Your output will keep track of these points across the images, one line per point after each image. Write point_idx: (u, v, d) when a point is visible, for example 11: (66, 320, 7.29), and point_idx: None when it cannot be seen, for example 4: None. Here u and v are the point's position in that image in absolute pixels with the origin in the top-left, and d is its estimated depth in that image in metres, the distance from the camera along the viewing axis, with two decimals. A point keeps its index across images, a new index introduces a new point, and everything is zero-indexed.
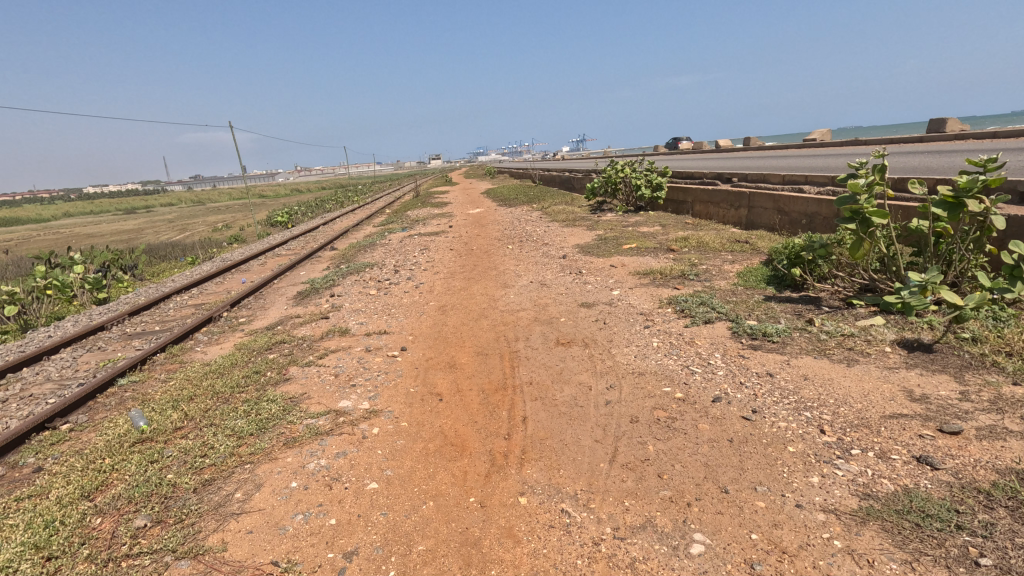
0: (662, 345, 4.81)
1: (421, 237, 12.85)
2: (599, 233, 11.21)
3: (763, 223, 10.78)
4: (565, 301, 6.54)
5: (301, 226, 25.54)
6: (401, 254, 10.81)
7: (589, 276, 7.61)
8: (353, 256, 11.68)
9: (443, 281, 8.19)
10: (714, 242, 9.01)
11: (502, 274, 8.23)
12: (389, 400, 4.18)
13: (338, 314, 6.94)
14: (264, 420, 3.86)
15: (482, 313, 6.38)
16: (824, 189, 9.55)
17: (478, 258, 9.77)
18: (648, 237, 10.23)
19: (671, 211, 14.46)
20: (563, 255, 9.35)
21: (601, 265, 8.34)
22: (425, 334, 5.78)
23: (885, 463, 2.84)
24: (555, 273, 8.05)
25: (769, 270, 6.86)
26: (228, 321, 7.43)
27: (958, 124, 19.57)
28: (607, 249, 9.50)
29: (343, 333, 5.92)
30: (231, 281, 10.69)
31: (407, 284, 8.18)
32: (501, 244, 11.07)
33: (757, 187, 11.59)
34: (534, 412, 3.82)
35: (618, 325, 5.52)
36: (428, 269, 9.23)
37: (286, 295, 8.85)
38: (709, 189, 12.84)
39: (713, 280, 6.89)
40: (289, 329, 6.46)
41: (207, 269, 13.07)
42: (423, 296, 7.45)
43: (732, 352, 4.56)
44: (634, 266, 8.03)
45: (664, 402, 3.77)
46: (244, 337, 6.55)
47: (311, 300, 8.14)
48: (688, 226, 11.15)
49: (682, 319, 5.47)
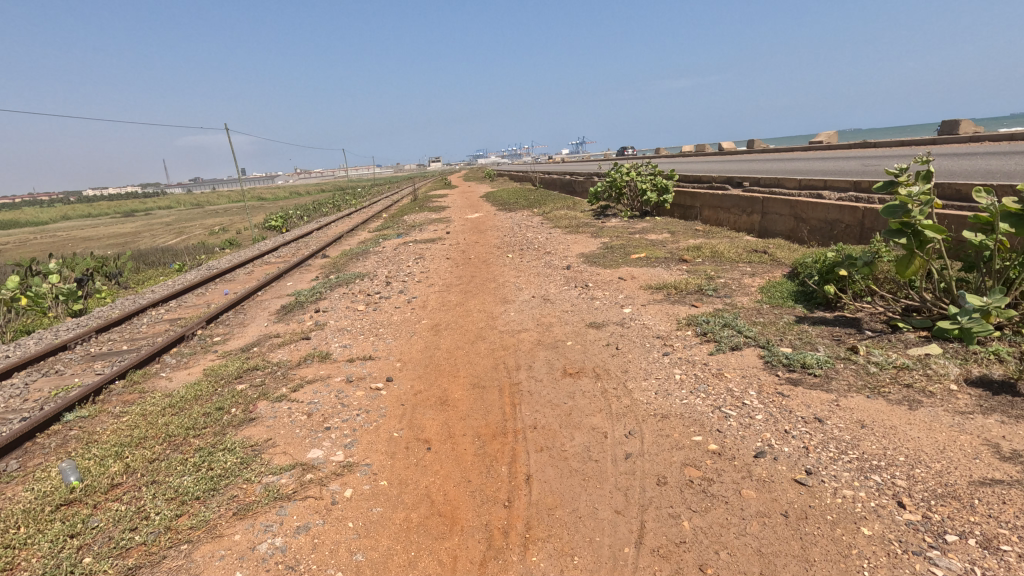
0: (686, 378, 4.18)
1: (417, 244, 12.23)
2: (604, 240, 10.60)
3: (779, 231, 10.18)
4: (572, 320, 5.91)
5: (297, 230, 24.94)
6: (395, 264, 10.20)
7: (596, 291, 6.99)
8: (344, 265, 11.05)
9: (438, 295, 7.57)
10: (729, 252, 8.39)
11: (502, 288, 7.61)
12: (368, 449, 3.54)
13: (322, 334, 6.30)
14: (216, 478, 3.22)
15: (479, 334, 5.75)
16: (846, 195, 8.93)
17: (476, 268, 9.16)
18: (657, 246, 9.61)
19: (678, 216, 13.86)
20: (567, 265, 8.74)
21: (608, 277, 7.71)
22: (414, 359, 5.15)
23: (995, 558, 2.19)
24: (559, 286, 7.42)
25: (795, 285, 6.23)
26: (203, 340, 6.80)
27: (972, 126, 18.89)
28: (614, 259, 8.88)
29: (323, 358, 5.28)
30: (214, 293, 10.05)
31: (398, 299, 7.55)
32: (500, 252, 10.46)
33: (770, 191, 10.97)
34: (540, 468, 3.19)
35: (632, 352, 4.89)
36: (422, 281, 8.61)
37: (269, 309, 8.21)
38: (718, 194, 12.23)
39: (734, 296, 6.26)
40: (266, 352, 5.83)
41: (191, 278, 12.44)
42: (415, 312, 6.82)
43: (769, 387, 3.92)
44: (644, 279, 7.41)
45: (697, 458, 3.13)
46: (216, 361, 5.92)
47: (294, 316, 7.50)
48: (699, 234, 10.53)
49: (705, 345, 4.84)
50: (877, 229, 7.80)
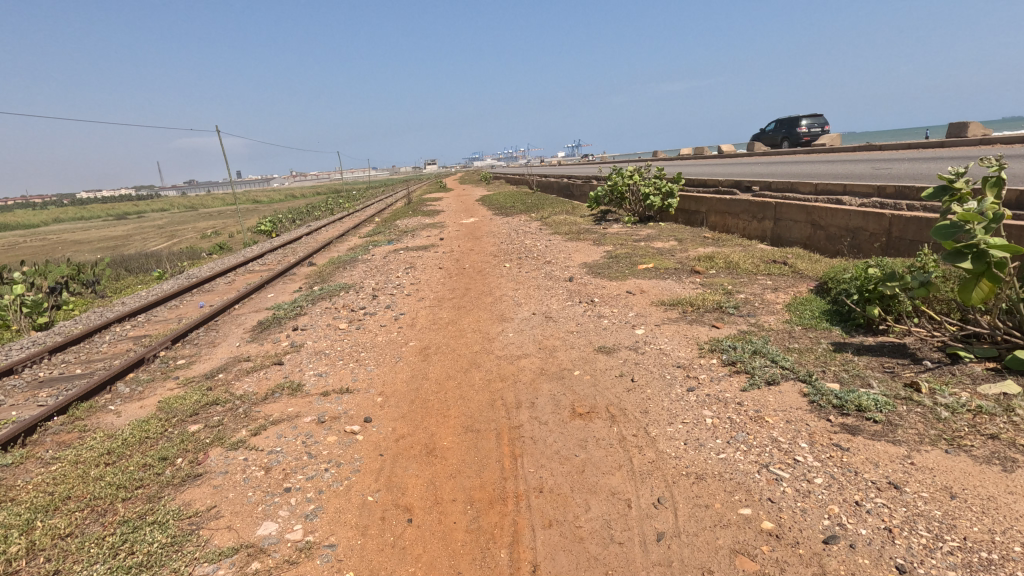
0: (720, 424, 3.51)
1: (408, 252, 11.55)
2: (607, 248, 9.94)
3: (793, 238, 9.61)
4: (578, 343, 5.23)
5: (287, 234, 24.16)
6: (383, 273, 9.51)
7: (603, 308, 6.32)
8: (330, 275, 10.35)
9: (428, 311, 6.90)
10: (745, 262, 7.74)
11: (498, 303, 6.95)
12: (333, 521, 2.85)
13: (296, 358, 5.60)
14: (136, 568, 2.52)
15: (474, 359, 5.08)
16: (868, 200, 8.34)
17: (471, 279, 8.49)
18: (665, 255, 8.95)
19: (682, 221, 13.27)
20: (569, 276, 8.08)
21: (615, 291, 7.04)
22: (399, 393, 4.46)
23: None
24: (561, 302, 6.75)
25: (827, 304, 5.58)
26: (165, 363, 6.08)
27: (981, 128, 18.37)
28: (619, 270, 8.21)
29: (294, 391, 4.57)
30: (188, 305, 9.33)
31: (385, 315, 6.87)
32: (496, 261, 9.79)
33: (783, 196, 10.37)
34: (549, 555, 2.52)
35: (651, 384, 4.21)
36: (412, 293, 7.93)
37: (244, 325, 7.50)
38: (726, 198, 11.61)
39: (759, 316, 5.59)
40: (231, 381, 5.12)
41: (168, 287, 11.70)
42: (403, 332, 6.13)
43: (821, 437, 3.25)
44: (655, 294, 6.74)
45: (749, 542, 2.46)
46: (174, 392, 5.20)
47: (269, 335, 6.79)
48: (709, 242, 9.87)
49: (735, 378, 4.17)
50: (906, 238, 7.20)
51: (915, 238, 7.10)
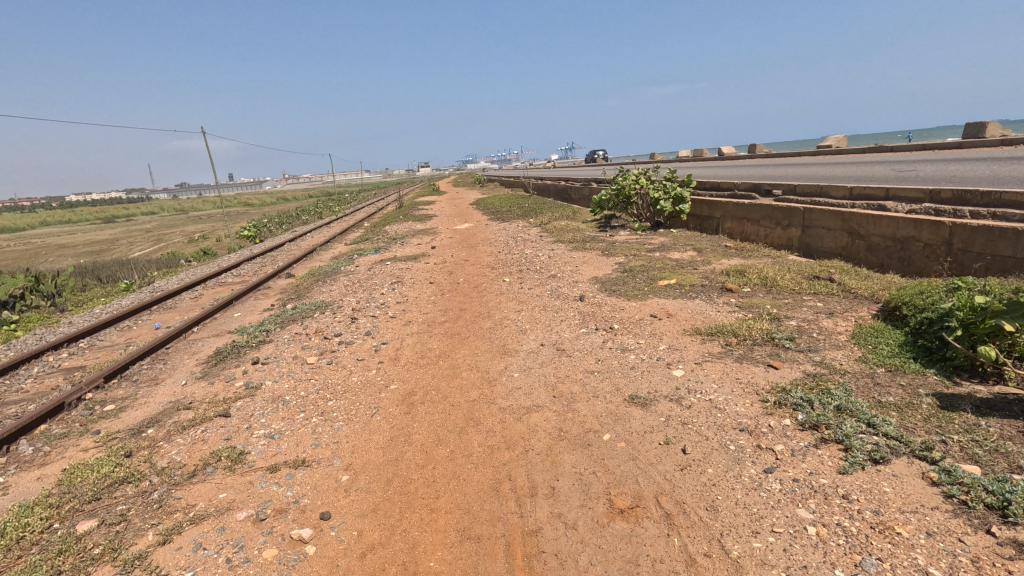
0: (829, 538, 2.41)
1: (396, 263, 10.41)
2: (619, 259, 8.87)
3: (825, 247, 8.65)
4: (603, 391, 4.14)
5: (271, 240, 22.86)
6: (366, 289, 8.40)
7: (626, 339, 5.23)
8: (307, 290, 9.19)
9: (416, 339, 5.81)
10: (784, 279, 6.70)
11: (499, 329, 5.88)
12: None
13: (247, 406, 4.46)
14: None
15: (471, 412, 4.00)
16: (918, 206, 7.37)
17: (466, 297, 7.41)
18: (687, 269, 7.87)
19: (694, 227, 12.35)
20: (579, 295, 7.00)
21: (637, 316, 5.97)
22: (373, 467, 3.36)
23: None
24: (574, 329, 5.67)
25: (908, 337, 4.49)
26: (89, 410, 4.93)
27: (1001, 128, 17.39)
28: (637, 287, 7.13)
29: (233, 464, 3.45)
30: (142, 326, 8.17)
31: (363, 345, 5.75)
32: (494, 275, 8.70)
33: (811, 200, 9.37)
34: None
35: (712, 461, 3.11)
36: (398, 315, 6.84)
37: (198, 355, 6.34)
38: (745, 203, 10.61)
39: (823, 352, 4.52)
40: (158, 444, 3.98)
41: (129, 303, 10.53)
42: (384, 370, 5.02)
43: (993, 568, 2.17)
44: (686, 320, 5.65)
45: None
46: (86, 456, 4.04)
47: (224, 369, 5.64)
48: (732, 253, 8.84)
49: (826, 451, 3.08)
50: (973, 250, 6.25)
51: (985, 250, 6.13)
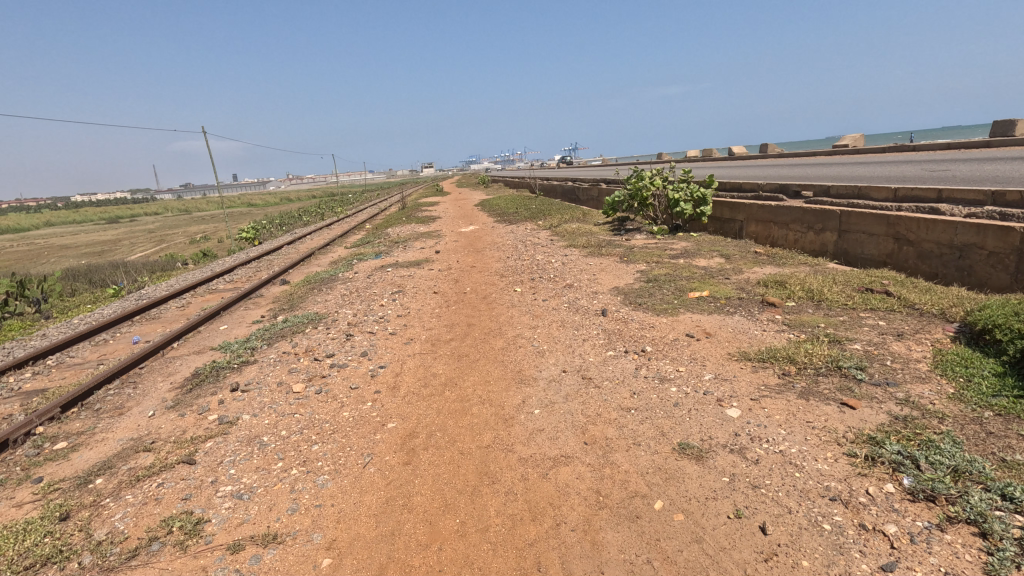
0: None
1: (397, 270, 9.70)
2: (640, 267, 8.12)
3: (865, 253, 7.90)
4: (645, 438, 3.40)
5: (270, 242, 22.21)
6: (365, 300, 7.67)
7: (663, 366, 4.50)
8: (301, 300, 8.49)
9: (418, 362, 5.10)
10: (832, 292, 5.95)
11: (512, 351, 5.15)
12: None
13: (217, 451, 3.74)
14: None
15: (485, 465, 3.28)
16: (978, 209, 6.62)
17: (474, 310, 6.69)
18: (718, 278, 7.13)
19: (714, 231, 11.64)
20: (600, 309, 6.28)
21: (670, 335, 5.22)
22: (363, 547, 2.64)
23: None
24: (599, 352, 4.94)
25: (1010, 369, 3.73)
26: (36, 449, 4.21)
27: None
28: (665, 299, 6.40)
29: (188, 540, 2.74)
30: (119, 341, 7.45)
31: (358, 369, 5.03)
32: (504, 284, 7.97)
33: (848, 202, 8.62)
34: None
35: (807, 549, 2.37)
36: (398, 331, 6.12)
37: (173, 378, 5.62)
38: (772, 204, 9.87)
39: (905, 386, 3.78)
40: (103, 502, 3.26)
41: (112, 312, 9.81)
42: (381, 403, 4.29)
43: None
44: (728, 342, 4.91)
45: None
46: (18, 514, 3.33)
47: (199, 396, 4.92)
48: (764, 260, 8.09)
49: (958, 539, 2.33)
50: None
51: None
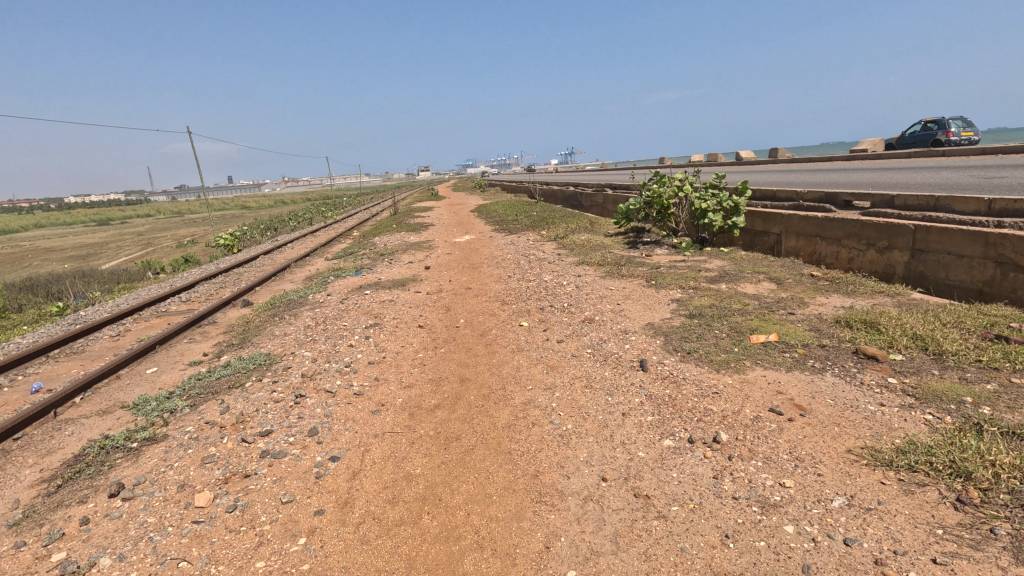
0: None
1: (377, 292, 8.11)
2: (674, 294, 6.56)
3: (950, 279, 6.40)
4: None
5: (250, 250, 20.51)
6: (329, 336, 6.07)
7: (757, 477, 2.94)
8: (256, 332, 6.89)
9: (383, 451, 3.52)
10: (952, 340, 4.40)
11: (522, 435, 3.58)
12: None
13: None
14: None
15: None
16: None
17: (466, 357, 5.11)
18: (781, 314, 5.59)
19: (746, 246, 10.11)
20: (634, 359, 4.71)
21: (748, 412, 3.65)
22: None
23: None
24: (652, 443, 3.36)
25: None
26: None
27: None
28: (722, 346, 4.84)
29: None
30: (15, 389, 5.82)
31: (299, 463, 3.45)
32: (505, 315, 6.40)
33: (922, 214, 7.11)
34: None
35: None
36: (365, 390, 4.53)
37: (46, 462, 4.01)
38: (819, 216, 8.37)
39: None
40: None
41: (32, 341, 8.15)
42: (318, 541, 2.71)
43: None
44: (842, 430, 3.34)
45: None
46: None
47: (62, 505, 3.32)
48: (828, 287, 6.55)
49: None
50: None
51: None
